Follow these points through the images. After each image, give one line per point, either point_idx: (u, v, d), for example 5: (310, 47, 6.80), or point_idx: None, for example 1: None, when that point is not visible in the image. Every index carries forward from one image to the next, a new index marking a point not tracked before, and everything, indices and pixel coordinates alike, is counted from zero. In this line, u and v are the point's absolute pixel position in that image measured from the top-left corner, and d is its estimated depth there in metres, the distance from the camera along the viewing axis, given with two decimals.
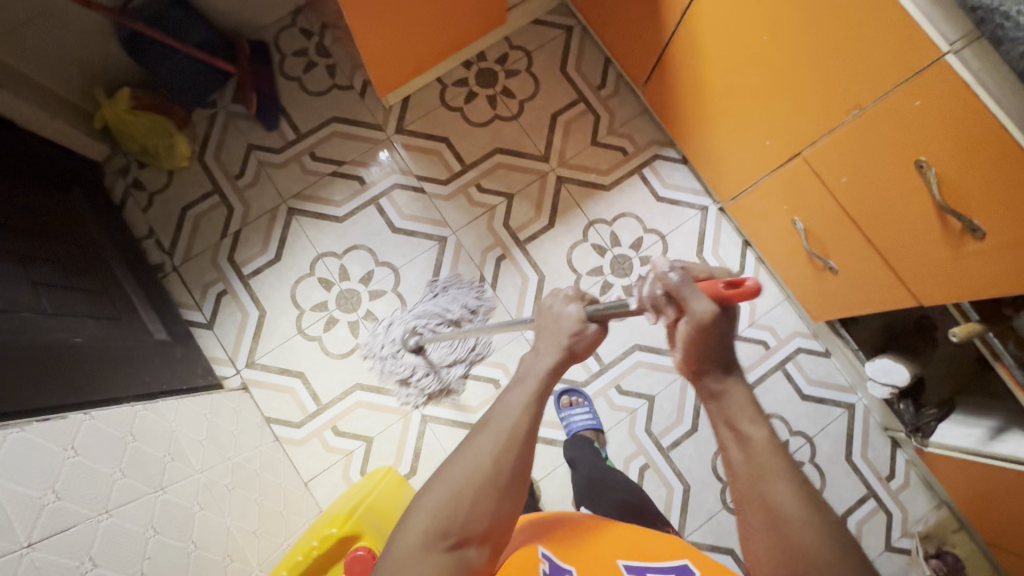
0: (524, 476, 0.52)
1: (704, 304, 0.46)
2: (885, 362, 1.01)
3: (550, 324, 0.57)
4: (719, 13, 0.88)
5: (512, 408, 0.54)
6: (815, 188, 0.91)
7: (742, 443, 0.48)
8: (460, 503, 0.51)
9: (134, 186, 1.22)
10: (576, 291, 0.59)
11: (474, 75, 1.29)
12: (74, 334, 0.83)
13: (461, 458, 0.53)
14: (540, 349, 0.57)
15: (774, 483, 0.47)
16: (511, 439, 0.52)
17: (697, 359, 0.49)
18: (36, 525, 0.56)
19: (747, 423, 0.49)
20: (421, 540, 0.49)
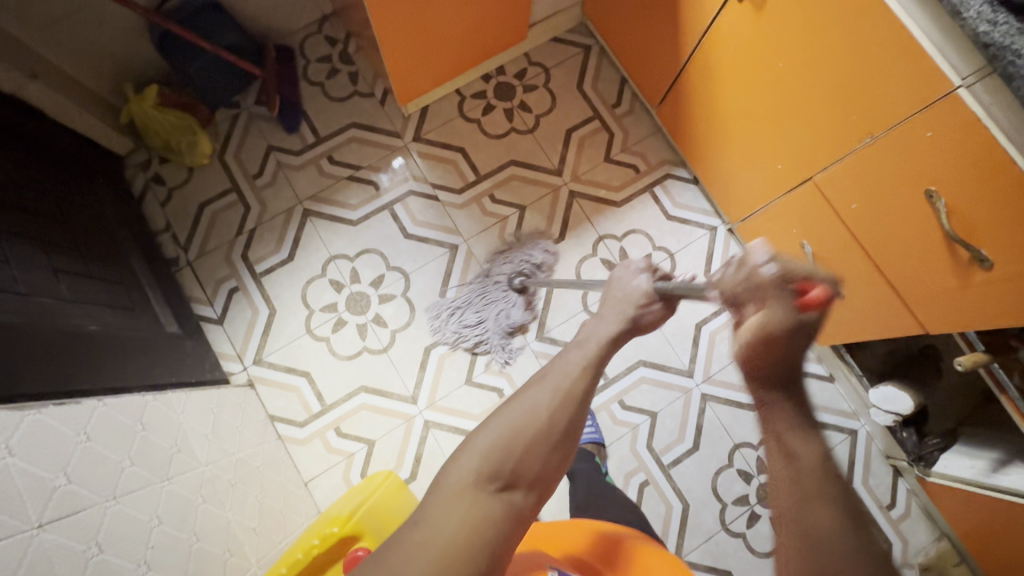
0: (576, 434, 0.53)
1: (781, 307, 0.46)
2: (889, 389, 1.01)
3: (614, 292, 0.64)
4: (737, 39, 0.91)
5: (572, 367, 0.55)
6: (824, 212, 0.92)
7: (790, 462, 0.45)
8: (513, 446, 0.50)
9: (154, 180, 1.24)
10: (646, 266, 0.66)
11: (493, 88, 1.32)
12: (90, 321, 0.84)
13: (518, 405, 0.52)
14: (603, 316, 0.62)
15: (821, 506, 0.42)
16: (568, 396, 0.53)
17: (757, 360, 0.47)
18: (46, 507, 0.57)
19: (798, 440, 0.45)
20: (470, 480, 0.48)
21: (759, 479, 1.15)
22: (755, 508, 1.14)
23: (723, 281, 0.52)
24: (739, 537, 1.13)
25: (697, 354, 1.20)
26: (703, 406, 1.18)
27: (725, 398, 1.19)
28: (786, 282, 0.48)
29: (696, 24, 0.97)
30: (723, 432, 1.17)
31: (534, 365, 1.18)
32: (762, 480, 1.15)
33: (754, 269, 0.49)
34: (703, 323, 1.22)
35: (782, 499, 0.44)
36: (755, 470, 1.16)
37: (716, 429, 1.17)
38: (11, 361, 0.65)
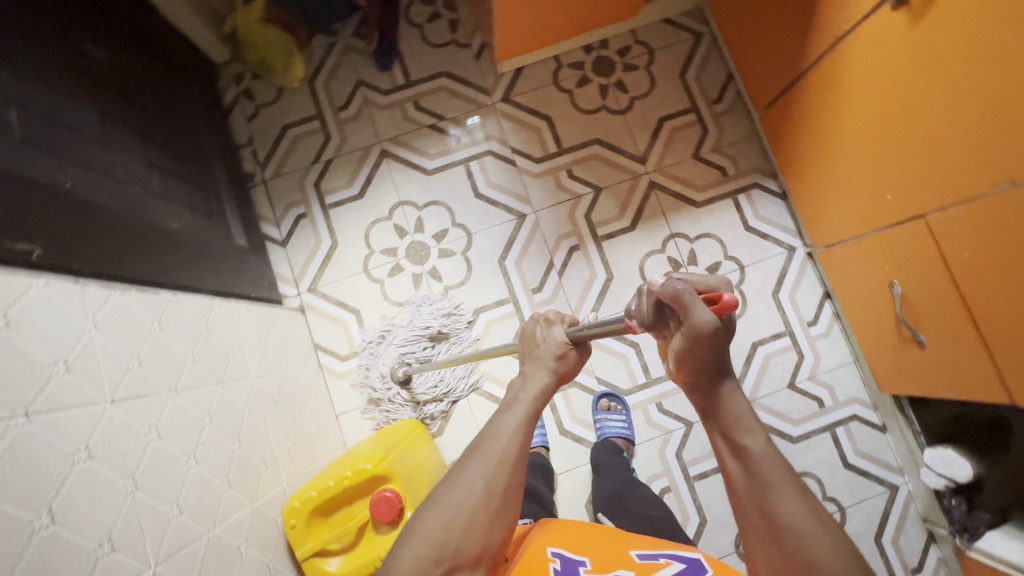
0: (515, 499, 0.52)
1: (702, 316, 0.44)
2: (947, 453, 0.98)
3: (536, 351, 0.59)
4: (875, 52, 0.84)
5: (503, 432, 0.53)
6: (927, 255, 0.86)
7: (742, 456, 0.46)
8: (452, 528, 0.49)
9: (244, 94, 1.25)
10: (563, 317, 0.62)
11: (592, 61, 1.27)
12: (173, 220, 0.86)
13: (453, 485, 0.51)
14: (527, 374, 0.58)
15: (775, 495, 0.44)
16: (503, 463, 0.52)
17: (695, 369, 0.46)
18: (120, 384, 0.59)
19: (742, 430, 0.46)
20: (416, 568, 0.48)
21: None
22: None
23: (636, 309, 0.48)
24: None
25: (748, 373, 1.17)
26: None
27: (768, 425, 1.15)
28: (693, 291, 0.45)
29: (832, 29, 0.90)
30: None
31: None
32: None
33: (664, 285, 0.45)
34: (759, 344, 1.19)
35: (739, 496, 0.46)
36: None
37: None
38: (101, 243, 0.66)
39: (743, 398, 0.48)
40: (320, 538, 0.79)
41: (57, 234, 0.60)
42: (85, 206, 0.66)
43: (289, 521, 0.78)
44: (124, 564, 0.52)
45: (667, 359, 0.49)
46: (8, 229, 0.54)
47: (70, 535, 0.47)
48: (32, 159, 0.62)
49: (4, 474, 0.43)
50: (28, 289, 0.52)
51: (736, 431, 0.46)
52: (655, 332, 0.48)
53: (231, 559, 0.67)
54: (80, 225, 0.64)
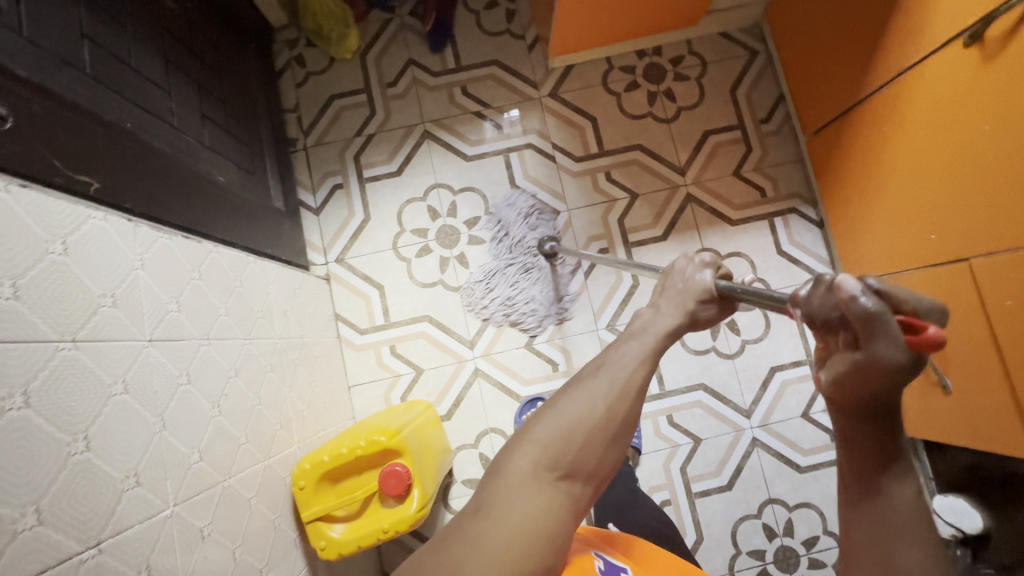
0: (633, 429, 0.47)
1: (885, 347, 0.32)
2: (959, 503, 0.98)
3: (676, 287, 0.55)
4: (940, 89, 0.82)
5: (629, 358, 0.49)
6: (966, 298, 0.85)
7: (876, 502, 0.37)
8: (570, 440, 0.45)
9: (296, 60, 1.26)
10: (715, 260, 0.57)
11: (644, 66, 1.26)
12: (219, 173, 0.87)
13: (573, 397, 0.47)
14: (661, 308, 0.54)
15: (907, 551, 0.35)
16: (628, 388, 0.47)
17: (854, 398, 0.35)
18: (159, 324, 0.60)
19: (890, 476, 0.37)
20: (529, 471, 0.44)
21: (782, 540, 1.11)
22: (768, 566, 1.10)
23: (806, 300, 0.37)
24: None
25: (763, 397, 1.16)
26: (751, 450, 1.14)
27: (776, 451, 1.14)
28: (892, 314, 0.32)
29: (897, 62, 0.89)
30: (761, 482, 1.13)
31: (595, 352, 1.16)
32: (785, 542, 1.11)
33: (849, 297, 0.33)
34: (778, 369, 1.16)
35: (856, 542, 0.38)
36: (781, 530, 1.11)
37: (756, 477, 1.13)
38: (153, 185, 0.67)
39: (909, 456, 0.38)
40: (327, 503, 0.79)
41: (115, 171, 0.61)
42: (142, 147, 0.67)
43: (299, 482, 0.79)
44: (146, 499, 0.52)
45: (819, 369, 0.38)
46: (71, 159, 0.55)
47: (101, 463, 0.48)
48: (98, 96, 0.63)
49: (50, 396, 0.44)
50: (86, 219, 0.53)
51: (884, 475, 0.37)
52: (816, 336, 0.37)
53: (241, 510, 0.68)
54: (137, 165, 0.65)
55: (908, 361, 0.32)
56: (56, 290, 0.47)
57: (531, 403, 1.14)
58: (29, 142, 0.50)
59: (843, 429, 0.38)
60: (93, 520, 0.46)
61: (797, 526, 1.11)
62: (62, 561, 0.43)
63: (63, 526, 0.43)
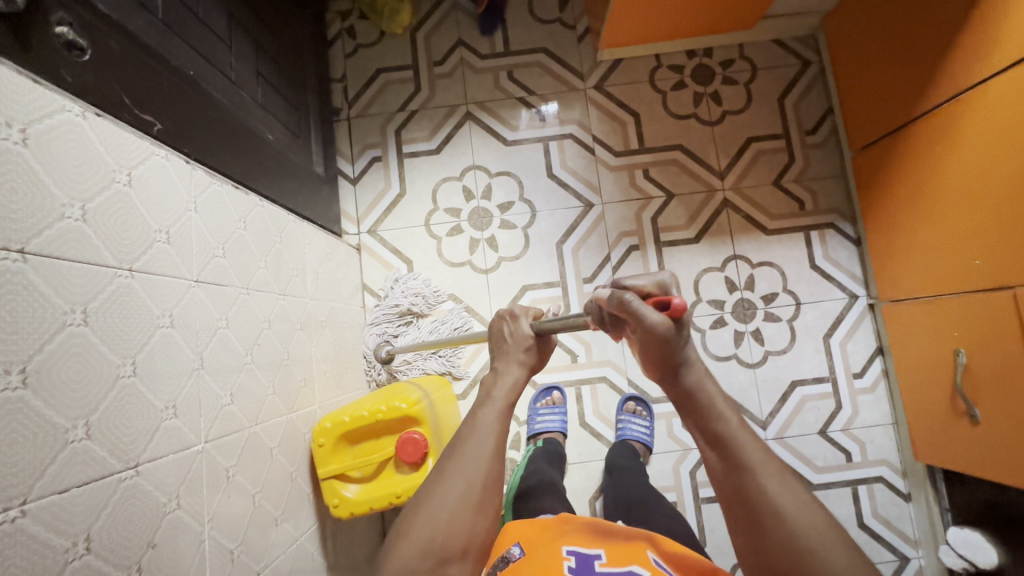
0: (494, 494, 0.52)
1: (654, 322, 0.44)
2: (973, 535, 0.99)
3: (505, 345, 0.59)
4: (999, 110, 0.80)
5: (481, 427, 0.53)
6: (1007, 326, 0.83)
7: (718, 446, 0.47)
8: (437, 525, 0.48)
9: (348, 31, 1.28)
10: (523, 309, 0.61)
11: (692, 67, 1.25)
12: (268, 132, 0.89)
13: (436, 485, 0.51)
14: (499, 367, 0.58)
15: (755, 475, 0.45)
16: (482, 459, 0.52)
17: (657, 364, 0.48)
18: (205, 267, 0.61)
19: (715, 421, 0.48)
20: (405, 559, 0.47)
21: None
22: None
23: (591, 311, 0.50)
24: None
25: (781, 409, 1.14)
26: None
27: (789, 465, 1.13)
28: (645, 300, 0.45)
29: (957, 80, 0.87)
30: None
31: (616, 347, 1.17)
32: None
33: (617, 299, 0.45)
34: (798, 384, 1.15)
35: (719, 482, 0.48)
36: None
37: None
38: (209, 135, 0.69)
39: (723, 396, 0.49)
40: (343, 462, 0.80)
41: (178, 116, 0.63)
42: (203, 97, 0.69)
43: (318, 440, 0.80)
44: (181, 432, 0.54)
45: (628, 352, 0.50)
46: (139, 98, 0.56)
47: (145, 390, 0.49)
48: (167, 41, 0.64)
49: (103, 316, 0.45)
50: (150, 156, 0.54)
51: (713, 419, 0.48)
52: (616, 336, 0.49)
53: (263, 459, 0.70)
54: (196, 112, 0.67)
55: (669, 327, 0.44)
56: (118, 217, 0.49)
57: (546, 391, 1.15)
58: (105, 75, 0.52)
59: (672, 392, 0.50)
60: (133, 443, 0.47)
61: None
62: (103, 477, 0.44)
63: (107, 444, 0.45)
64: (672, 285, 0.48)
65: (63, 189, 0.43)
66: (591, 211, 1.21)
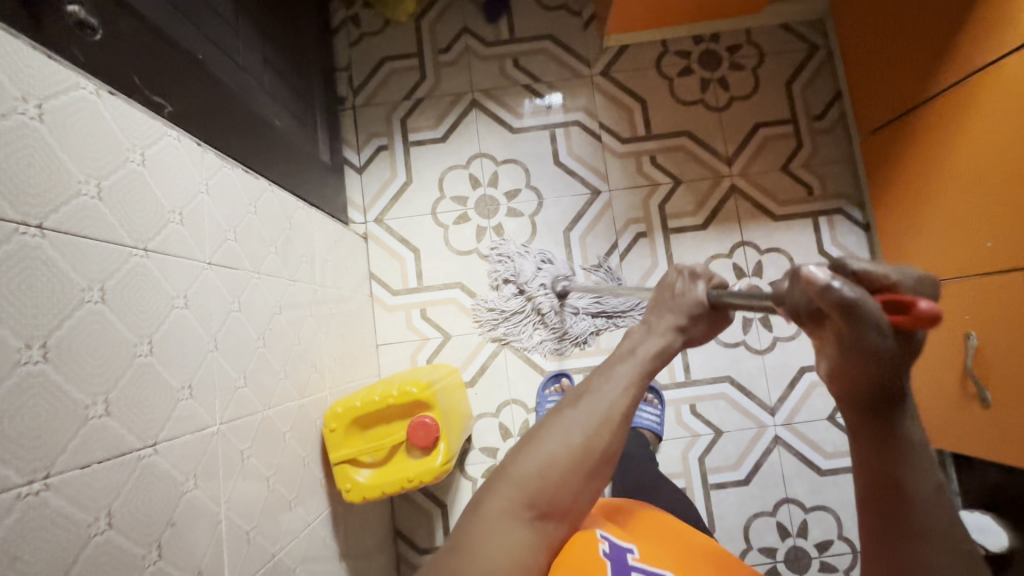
0: (613, 458, 0.52)
1: (875, 329, 0.31)
2: (984, 519, 0.96)
3: (670, 297, 0.54)
4: (1015, 88, 0.79)
5: (614, 388, 0.52)
6: (1017, 308, 0.82)
7: (896, 498, 0.37)
8: (546, 480, 0.50)
9: (352, 20, 1.27)
10: (705, 272, 0.54)
11: (699, 53, 1.24)
12: (275, 119, 0.89)
13: (552, 437, 0.51)
14: (651, 328, 0.54)
15: (928, 551, 0.35)
16: (607, 422, 0.51)
17: (854, 390, 0.35)
18: (217, 250, 0.61)
19: (909, 471, 0.36)
20: (506, 508, 0.49)
21: (794, 540, 1.10)
22: (778, 564, 1.10)
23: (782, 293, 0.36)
24: None
25: (789, 396, 1.14)
26: (772, 447, 1.13)
27: (797, 451, 1.13)
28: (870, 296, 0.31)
29: (969, 60, 0.85)
30: (780, 481, 1.12)
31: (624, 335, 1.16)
32: (798, 542, 1.10)
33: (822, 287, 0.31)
34: (807, 370, 1.14)
35: (873, 535, 0.38)
36: (794, 530, 1.10)
37: (775, 475, 1.12)
38: (218, 118, 0.69)
39: (926, 446, 0.37)
40: (355, 447, 0.80)
41: (187, 99, 0.62)
42: (211, 81, 0.69)
43: (329, 425, 0.80)
44: (197, 413, 0.54)
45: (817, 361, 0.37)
46: (149, 80, 0.56)
47: (162, 369, 0.49)
48: (175, 23, 0.64)
49: (118, 294, 0.45)
50: (162, 137, 0.54)
51: (907, 475, 0.36)
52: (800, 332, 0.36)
53: (276, 442, 0.70)
54: (205, 97, 0.66)
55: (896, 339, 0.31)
56: (132, 197, 0.49)
57: (555, 378, 1.13)
58: (115, 54, 0.51)
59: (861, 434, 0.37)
60: (152, 421, 0.48)
61: (811, 528, 1.10)
62: (123, 455, 0.44)
63: (128, 423, 0.45)
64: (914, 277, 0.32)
65: (78, 166, 0.43)
66: (598, 199, 1.20)
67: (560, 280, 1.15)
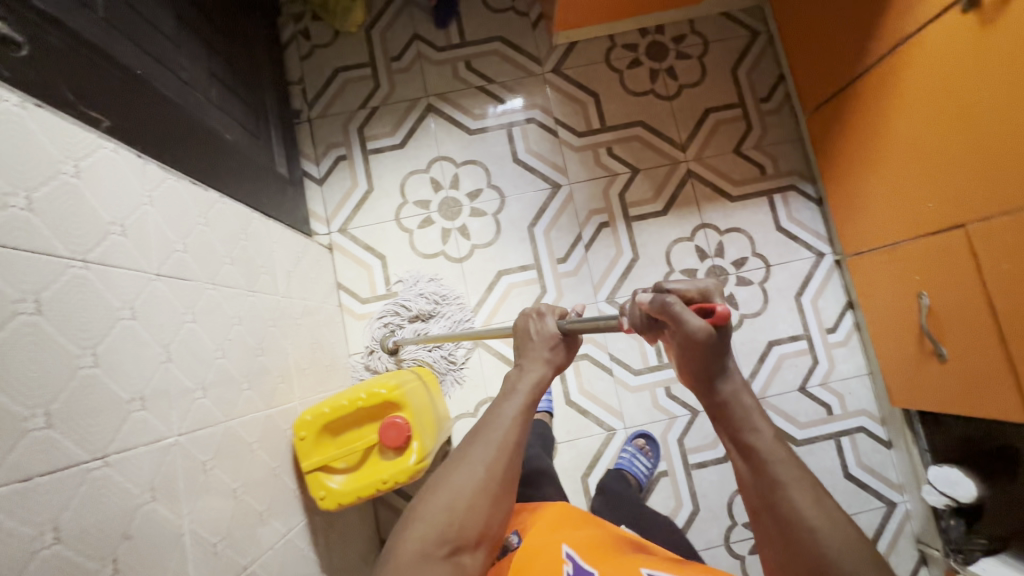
0: (512, 482, 0.57)
1: (697, 324, 0.44)
2: (953, 472, 0.98)
3: (530, 343, 0.61)
4: (938, 55, 0.83)
5: (503, 421, 0.57)
6: (961, 266, 0.86)
7: (752, 463, 0.48)
8: (456, 511, 0.53)
9: (302, 34, 1.27)
10: (551, 308, 0.63)
11: (646, 45, 1.27)
12: (225, 132, 0.88)
13: (456, 472, 0.55)
14: (523, 366, 0.60)
15: (782, 490, 0.46)
16: (502, 451, 0.56)
17: (698, 372, 0.48)
18: (165, 261, 0.60)
19: (750, 436, 0.48)
20: (420, 547, 0.52)
21: None
22: None
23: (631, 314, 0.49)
24: (739, 559, 1.10)
25: (760, 370, 1.17)
26: None
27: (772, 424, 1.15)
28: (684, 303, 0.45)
29: (895, 30, 0.90)
30: None
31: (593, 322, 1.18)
32: None
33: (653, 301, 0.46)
34: (774, 343, 1.18)
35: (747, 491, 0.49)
36: None
37: None
38: (161, 132, 0.68)
39: (755, 405, 0.49)
40: (327, 453, 0.79)
41: (126, 113, 0.62)
42: (152, 95, 0.68)
43: (300, 433, 0.78)
44: (152, 423, 0.53)
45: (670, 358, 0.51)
46: (84, 96, 0.55)
47: (107, 380, 0.48)
48: (113, 39, 0.64)
49: (55, 308, 0.44)
50: (97, 148, 0.54)
51: (745, 432, 0.49)
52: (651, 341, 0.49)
53: (244, 454, 0.69)
54: (146, 110, 0.66)
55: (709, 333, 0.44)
56: (66, 208, 0.48)
57: None
58: (45, 69, 0.51)
59: (709, 404, 0.50)
60: (99, 434, 0.47)
61: None
62: (68, 468, 0.43)
63: (71, 434, 0.44)
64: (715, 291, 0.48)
65: (5, 179, 0.43)
66: (559, 193, 1.22)
67: (390, 335, 1.15)
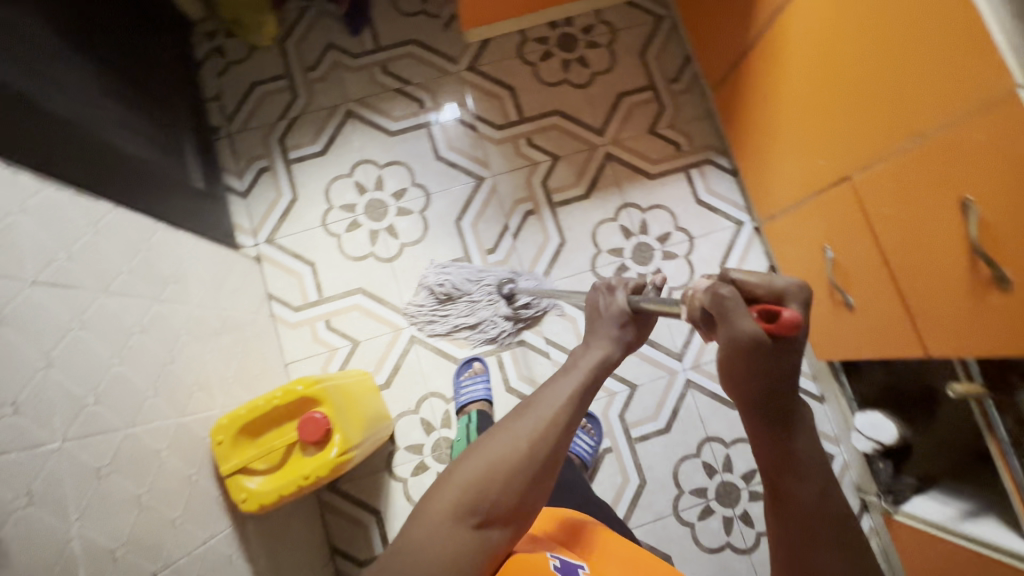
0: (558, 468, 0.48)
1: (749, 326, 0.38)
2: (875, 416, 1.01)
3: (599, 318, 0.56)
4: (808, 21, 0.88)
5: (560, 394, 0.49)
6: (854, 218, 0.90)
7: (789, 510, 0.43)
8: (494, 477, 0.45)
9: (216, 51, 1.28)
10: (623, 280, 0.59)
11: (556, 37, 1.31)
12: (126, 147, 0.88)
13: (497, 439, 0.47)
14: (592, 341, 0.54)
15: (822, 551, 0.42)
16: (554, 425, 0.47)
17: (751, 395, 0.41)
18: (44, 268, 0.60)
19: (795, 484, 0.43)
20: (449, 511, 0.44)
21: (722, 476, 1.14)
22: (711, 503, 1.13)
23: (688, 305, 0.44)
24: (688, 526, 1.12)
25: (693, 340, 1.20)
26: (686, 392, 1.17)
27: (709, 391, 1.17)
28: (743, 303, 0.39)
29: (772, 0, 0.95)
30: (698, 422, 1.16)
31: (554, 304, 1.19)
32: (726, 477, 1.14)
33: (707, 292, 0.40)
34: None
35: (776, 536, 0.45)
36: (720, 466, 1.14)
37: (693, 417, 1.16)
38: (40, 143, 0.68)
39: (813, 453, 0.43)
40: (246, 455, 0.79)
41: None
42: (28, 108, 0.68)
43: (216, 438, 0.78)
44: (29, 429, 0.52)
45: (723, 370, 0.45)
46: None
47: None
48: None
49: None
50: None
51: (790, 480, 0.43)
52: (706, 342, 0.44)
53: (150, 462, 0.68)
54: (21, 123, 0.66)
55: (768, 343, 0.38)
56: None
57: (468, 362, 1.15)
58: None
59: (761, 442, 0.44)
60: None
61: (735, 462, 1.15)
62: None
63: None
64: (791, 295, 0.41)
65: None
66: (483, 186, 1.24)
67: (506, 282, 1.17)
